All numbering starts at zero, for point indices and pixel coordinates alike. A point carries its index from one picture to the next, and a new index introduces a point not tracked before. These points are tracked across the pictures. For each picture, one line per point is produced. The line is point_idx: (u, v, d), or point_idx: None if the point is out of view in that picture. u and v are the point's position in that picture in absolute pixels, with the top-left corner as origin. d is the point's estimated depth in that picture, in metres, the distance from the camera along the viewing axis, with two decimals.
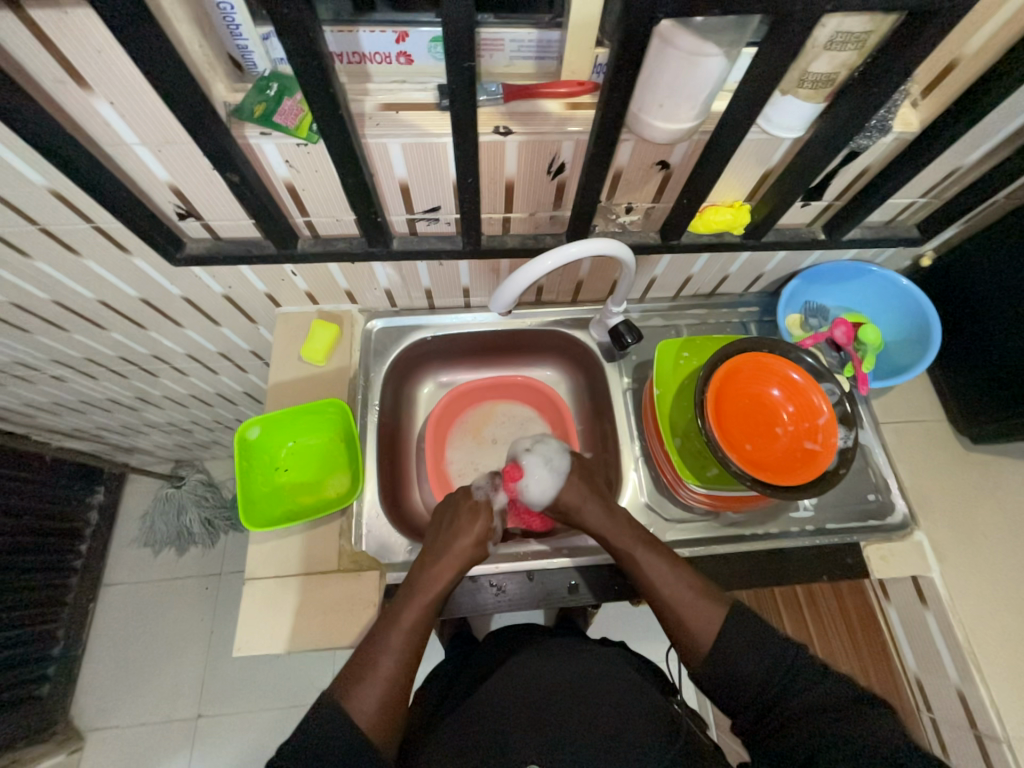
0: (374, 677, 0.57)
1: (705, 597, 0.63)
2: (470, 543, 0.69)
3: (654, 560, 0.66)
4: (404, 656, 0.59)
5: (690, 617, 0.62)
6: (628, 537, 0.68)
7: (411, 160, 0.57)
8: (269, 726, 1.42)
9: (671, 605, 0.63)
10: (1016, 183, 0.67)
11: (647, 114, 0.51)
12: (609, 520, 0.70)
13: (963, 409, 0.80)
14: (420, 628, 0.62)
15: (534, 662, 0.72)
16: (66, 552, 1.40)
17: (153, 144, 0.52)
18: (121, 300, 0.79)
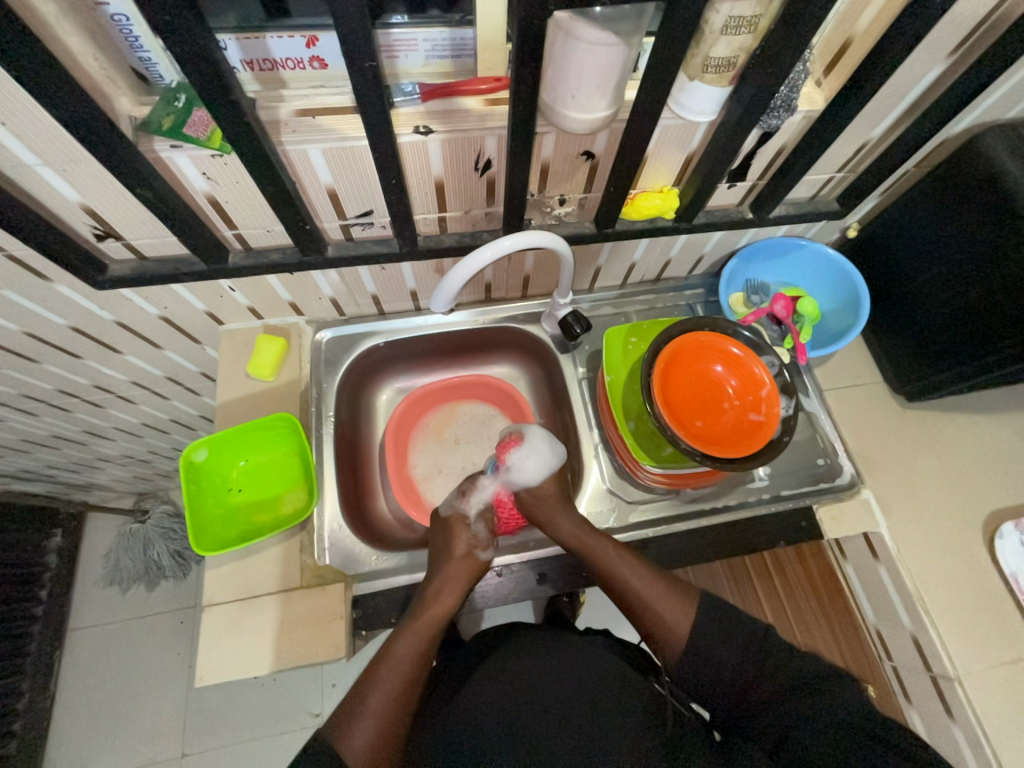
0: (365, 712, 0.56)
1: (674, 595, 0.64)
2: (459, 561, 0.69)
3: (629, 558, 0.68)
4: (396, 688, 0.58)
5: (662, 622, 0.62)
6: (594, 543, 0.69)
7: (335, 164, 0.56)
8: (257, 757, 1.37)
9: (642, 608, 0.64)
10: (922, 152, 0.72)
11: (562, 105, 0.51)
12: (580, 529, 0.71)
13: (896, 370, 0.85)
14: (411, 658, 0.61)
15: (517, 655, 0.70)
16: (23, 601, 1.33)
17: (57, 165, 0.50)
18: (51, 331, 0.76)
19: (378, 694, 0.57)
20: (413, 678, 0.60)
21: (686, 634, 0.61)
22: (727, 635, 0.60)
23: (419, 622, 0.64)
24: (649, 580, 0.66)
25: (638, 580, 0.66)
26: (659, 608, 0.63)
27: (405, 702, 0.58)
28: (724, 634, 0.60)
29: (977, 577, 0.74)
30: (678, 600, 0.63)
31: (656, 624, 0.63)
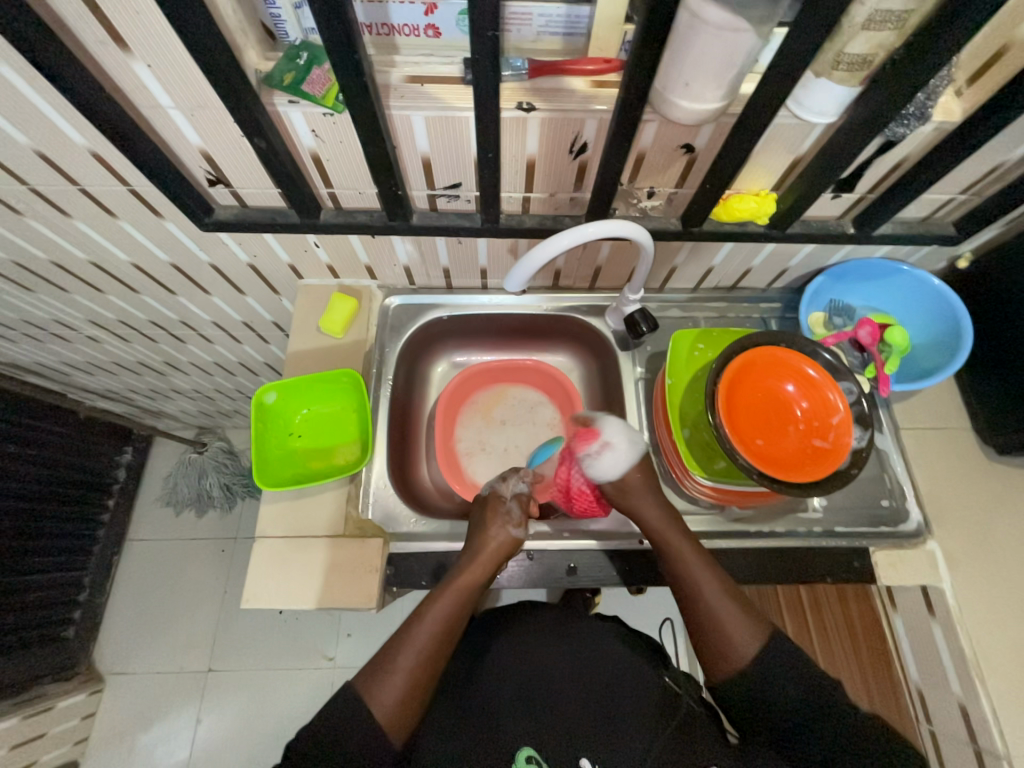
0: (394, 668, 0.59)
1: (746, 618, 0.60)
2: (494, 541, 0.69)
3: (700, 564, 0.64)
4: (424, 653, 0.60)
5: (725, 639, 0.60)
6: (677, 539, 0.66)
7: (434, 134, 0.57)
8: (272, 685, 1.47)
9: (712, 620, 0.61)
10: None
11: (672, 93, 0.50)
12: (665, 522, 0.67)
13: (990, 419, 0.77)
14: (442, 627, 0.62)
15: (541, 635, 0.72)
16: (94, 506, 1.48)
17: (186, 109, 0.54)
18: (154, 265, 0.82)
19: (407, 654, 0.59)
20: (440, 647, 0.61)
21: (737, 661, 0.59)
22: (789, 671, 0.58)
23: (452, 594, 0.65)
24: (728, 596, 0.62)
25: (716, 595, 0.62)
26: (726, 622, 0.60)
27: (428, 670, 0.60)
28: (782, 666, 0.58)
29: None
30: (750, 625, 0.60)
31: (717, 641, 0.60)
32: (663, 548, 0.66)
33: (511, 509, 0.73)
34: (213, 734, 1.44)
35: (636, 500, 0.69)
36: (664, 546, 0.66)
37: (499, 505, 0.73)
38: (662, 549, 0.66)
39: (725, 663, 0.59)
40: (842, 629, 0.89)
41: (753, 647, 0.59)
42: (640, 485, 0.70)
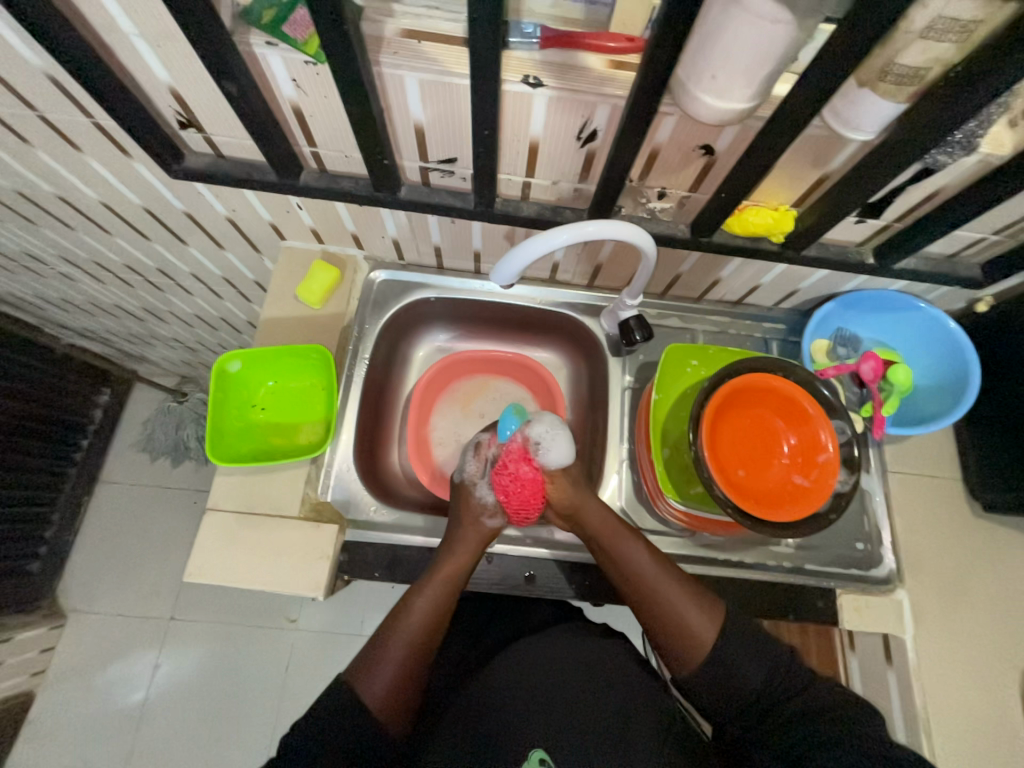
0: (382, 659, 0.58)
1: (702, 605, 0.60)
2: (472, 530, 0.68)
3: (646, 560, 0.62)
4: (412, 637, 0.59)
5: (683, 637, 0.58)
6: (623, 537, 0.64)
7: (429, 100, 0.52)
8: (232, 639, 1.48)
9: (668, 614, 0.59)
10: None
11: (697, 85, 0.44)
12: (611, 528, 0.65)
13: (980, 473, 0.75)
14: (429, 610, 0.62)
15: (540, 641, 0.71)
16: (66, 444, 1.46)
17: (151, 37, 0.47)
18: (125, 207, 0.76)
19: (398, 641, 0.59)
20: (431, 631, 0.61)
21: (709, 645, 0.57)
22: (754, 653, 0.57)
23: (442, 575, 0.64)
24: (680, 588, 0.61)
25: (668, 587, 0.60)
26: (683, 613, 0.59)
27: (420, 656, 0.59)
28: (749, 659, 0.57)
29: (997, 716, 0.67)
30: (706, 609, 0.59)
31: (677, 633, 0.59)
32: (609, 550, 0.64)
33: (488, 503, 0.70)
34: (171, 679, 1.45)
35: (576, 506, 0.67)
36: (609, 547, 0.64)
37: (479, 496, 0.71)
38: (608, 553, 0.64)
39: (690, 657, 0.58)
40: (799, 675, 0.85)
41: (714, 631, 0.58)
42: (573, 488, 0.68)
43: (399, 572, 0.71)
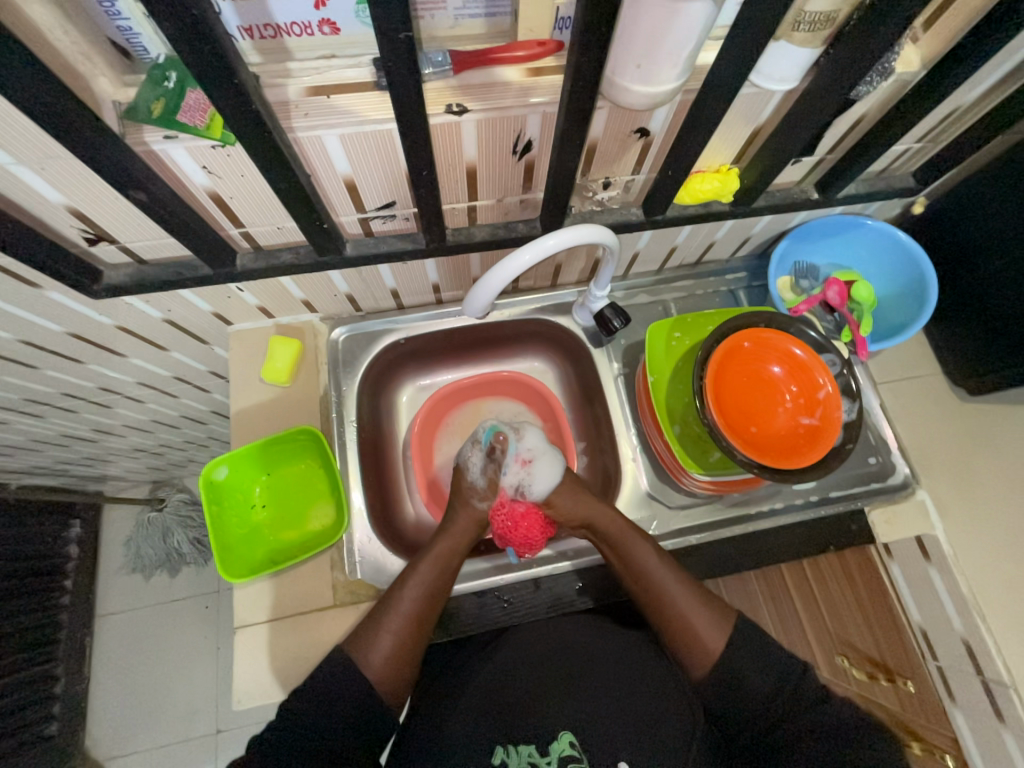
0: (381, 630, 0.59)
1: (710, 611, 0.61)
2: (463, 511, 0.70)
3: (656, 561, 0.64)
4: (410, 613, 0.60)
5: (691, 639, 0.60)
6: (635, 540, 0.65)
7: (353, 152, 0.49)
8: None
9: (679, 618, 0.61)
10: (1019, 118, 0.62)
11: (624, 77, 0.43)
12: (620, 530, 0.66)
13: (957, 362, 0.79)
14: (429, 589, 0.63)
15: (571, 623, 0.70)
16: (50, 592, 1.34)
17: (32, 161, 0.42)
18: (47, 339, 0.70)
19: (391, 619, 0.60)
20: (424, 611, 0.61)
21: (714, 650, 0.59)
22: (764, 659, 0.58)
23: (438, 552, 0.65)
24: (692, 593, 0.62)
25: (679, 591, 0.62)
26: (689, 615, 0.61)
27: (415, 632, 0.60)
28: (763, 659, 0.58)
29: None
30: (718, 620, 0.60)
31: (685, 637, 0.60)
32: (619, 548, 0.66)
33: (476, 482, 0.73)
34: None
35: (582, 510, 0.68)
36: (619, 551, 0.66)
37: (467, 476, 0.74)
38: (617, 553, 0.66)
39: (698, 665, 0.59)
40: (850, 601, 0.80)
41: (722, 643, 0.59)
42: (576, 499, 0.69)
43: (453, 626, 0.70)
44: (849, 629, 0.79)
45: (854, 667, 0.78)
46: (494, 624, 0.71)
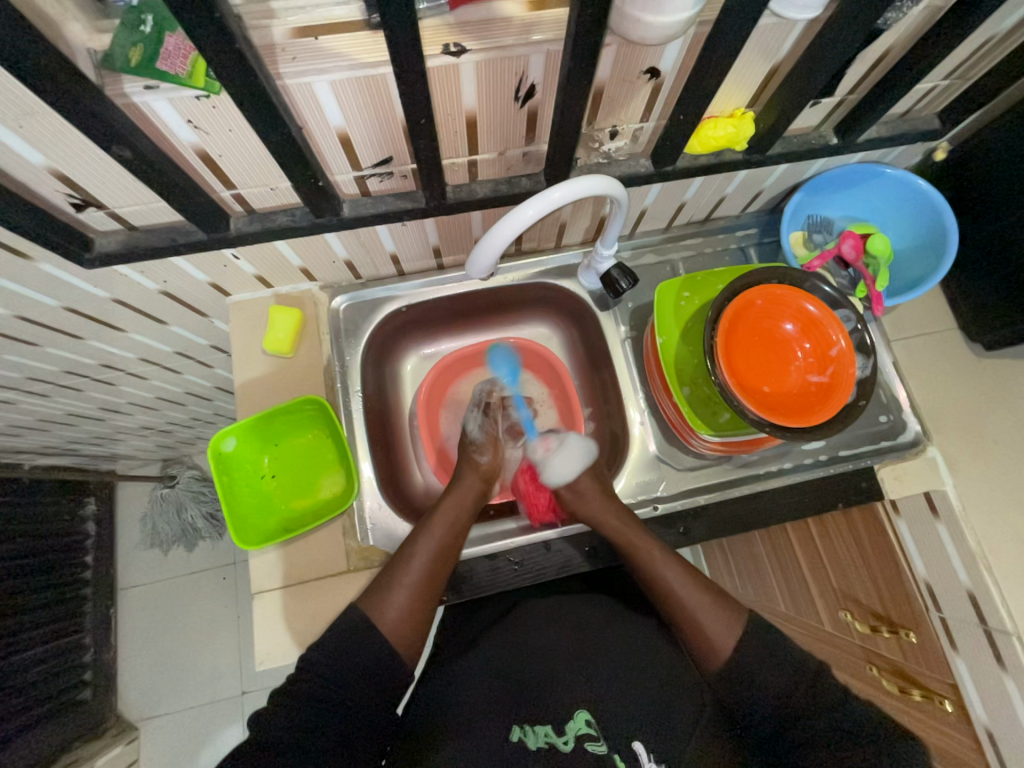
0: (398, 585, 0.61)
1: (723, 610, 0.61)
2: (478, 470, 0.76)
3: (669, 560, 0.65)
4: (425, 567, 0.63)
5: (699, 632, 0.60)
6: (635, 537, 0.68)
7: (346, 101, 0.46)
8: None
9: (682, 611, 0.62)
10: None
11: (635, 6, 0.40)
12: (621, 520, 0.69)
13: (974, 317, 0.77)
14: (445, 545, 0.65)
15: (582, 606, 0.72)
16: (72, 567, 1.38)
17: (8, 119, 0.40)
18: (43, 314, 0.68)
19: (406, 576, 0.62)
20: (434, 570, 0.63)
21: (726, 648, 0.59)
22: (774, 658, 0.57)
23: (451, 513, 0.68)
24: (695, 587, 0.63)
25: (683, 585, 0.63)
26: (701, 618, 0.61)
27: (429, 586, 0.62)
28: (775, 652, 0.58)
29: None
30: (725, 614, 0.61)
31: (694, 633, 0.61)
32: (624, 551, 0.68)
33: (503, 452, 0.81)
34: None
35: (579, 505, 0.71)
36: (624, 543, 0.68)
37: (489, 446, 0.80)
38: (627, 553, 0.68)
39: (707, 657, 0.59)
40: (852, 555, 0.86)
41: (731, 641, 0.59)
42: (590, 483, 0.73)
43: (465, 587, 0.71)
44: (853, 584, 0.85)
45: (857, 621, 0.85)
46: (502, 583, 0.72)
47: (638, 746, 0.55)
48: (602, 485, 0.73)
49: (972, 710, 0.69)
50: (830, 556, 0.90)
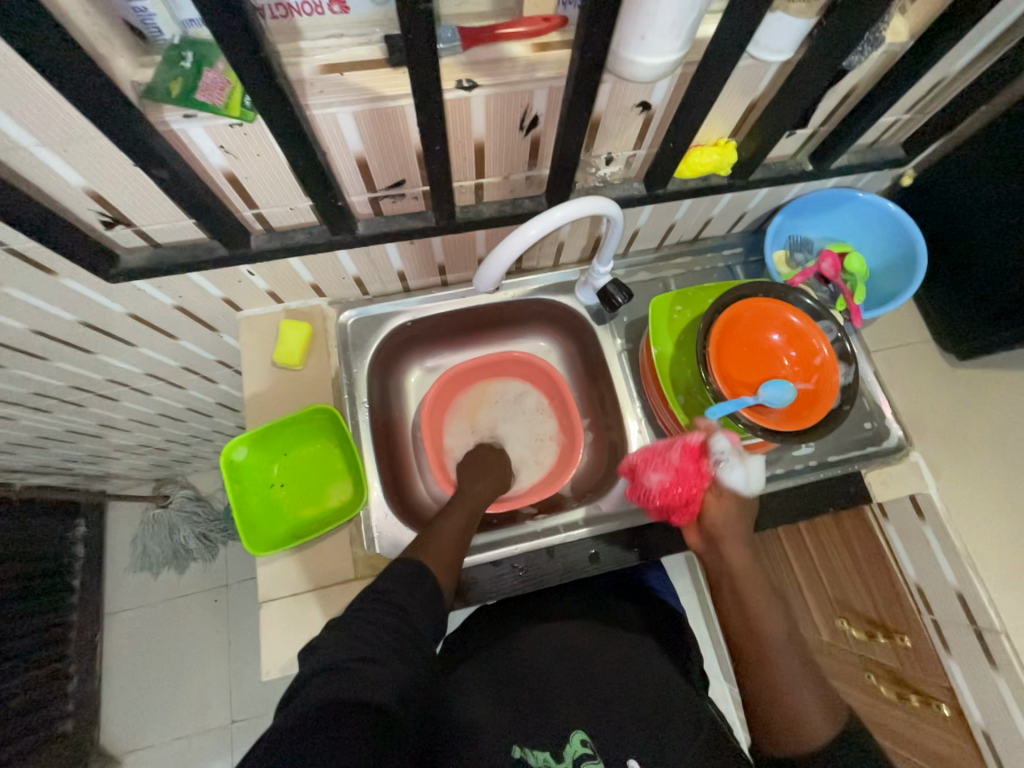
0: (437, 534, 0.67)
1: (822, 698, 0.53)
2: (501, 466, 0.84)
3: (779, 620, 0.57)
4: (460, 524, 0.70)
5: (793, 714, 0.52)
6: (761, 595, 0.58)
7: (366, 130, 0.50)
8: None
9: (782, 691, 0.53)
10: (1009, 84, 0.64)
11: (629, 49, 0.45)
12: (752, 564, 0.60)
13: (948, 329, 0.82)
14: (475, 509, 0.73)
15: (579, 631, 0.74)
16: (60, 590, 1.35)
17: (55, 143, 0.43)
18: (59, 328, 0.70)
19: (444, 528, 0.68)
20: (466, 528, 0.70)
21: (814, 741, 0.51)
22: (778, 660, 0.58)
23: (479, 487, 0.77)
24: (800, 663, 0.55)
25: (789, 655, 0.55)
26: (800, 700, 0.53)
27: (462, 541, 0.68)
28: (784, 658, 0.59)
29: None
30: (826, 706, 0.53)
31: (787, 715, 0.52)
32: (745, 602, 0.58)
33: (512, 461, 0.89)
34: None
35: (725, 534, 0.61)
36: (743, 589, 0.58)
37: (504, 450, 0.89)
38: (739, 598, 0.58)
39: (789, 742, 0.52)
40: (845, 563, 0.89)
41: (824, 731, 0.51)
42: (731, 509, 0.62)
43: (470, 595, 0.72)
44: (848, 592, 0.88)
45: (854, 628, 0.88)
46: (506, 590, 0.73)
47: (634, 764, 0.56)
48: (745, 517, 0.63)
49: (969, 713, 0.71)
50: (824, 563, 0.93)
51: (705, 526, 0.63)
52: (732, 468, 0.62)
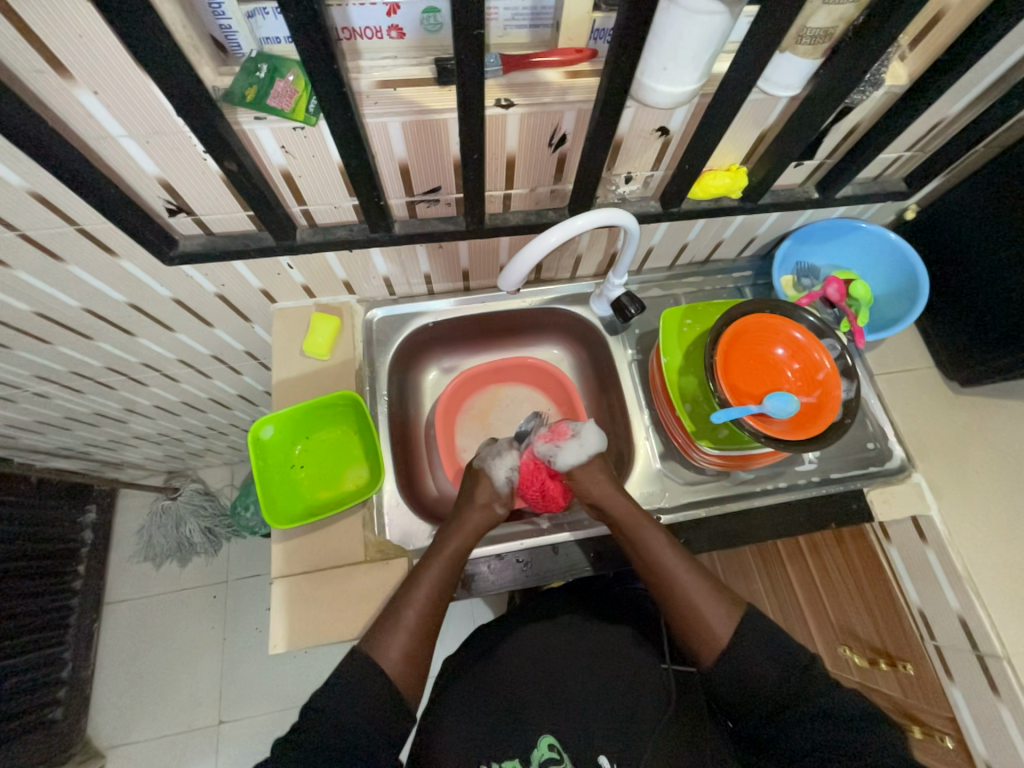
0: (398, 627, 0.62)
1: (721, 601, 0.64)
2: (480, 511, 0.72)
3: (669, 549, 0.67)
4: (422, 608, 0.63)
5: (701, 626, 0.62)
6: (646, 531, 0.69)
7: (411, 139, 0.56)
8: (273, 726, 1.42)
9: (687, 603, 0.64)
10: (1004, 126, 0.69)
11: (651, 78, 0.50)
12: (632, 510, 0.70)
13: (950, 356, 0.85)
14: (443, 582, 0.66)
15: (553, 628, 0.73)
16: (65, 573, 1.37)
17: (140, 135, 0.49)
18: (108, 308, 0.75)
19: (405, 615, 0.63)
20: (431, 612, 0.64)
21: (726, 641, 0.61)
22: (771, 651, 0.60)
23: (447, 555, 0.68)
24: (697, 579, 0.65)
25: (687, 576, 0.65)
26: (704, 612, 0.63)
27: (430, 623, 0.63)
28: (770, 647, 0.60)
29: None
30: (726, 607, 0.63)
31: (696, 627, 0.63)
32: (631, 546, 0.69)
33: (502, 490, 0.76)
34: None
35: (602, 494, 0.72)
36: (630, 534, 0.69)
37: (491, 481, 0.76)
38: (632, 542, 0.69)
39: (707, 651, 0.62)
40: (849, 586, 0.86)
41: (733, 631, 0.62)
42: (593, 476, 0.74)
43: (475, 585, 0.74)
44: (850, 616, 0.85)
45: (855, 655, 0.84)
46: (506, 583, 0.75)
47: (603, 760, 0.61)
48: (612, 475, 0.74)
49: (972, 745, 0.71)
50: (825, 584, 0.88)
51: (580, 495, 0.74)
52: (561, 455, 0.76)
